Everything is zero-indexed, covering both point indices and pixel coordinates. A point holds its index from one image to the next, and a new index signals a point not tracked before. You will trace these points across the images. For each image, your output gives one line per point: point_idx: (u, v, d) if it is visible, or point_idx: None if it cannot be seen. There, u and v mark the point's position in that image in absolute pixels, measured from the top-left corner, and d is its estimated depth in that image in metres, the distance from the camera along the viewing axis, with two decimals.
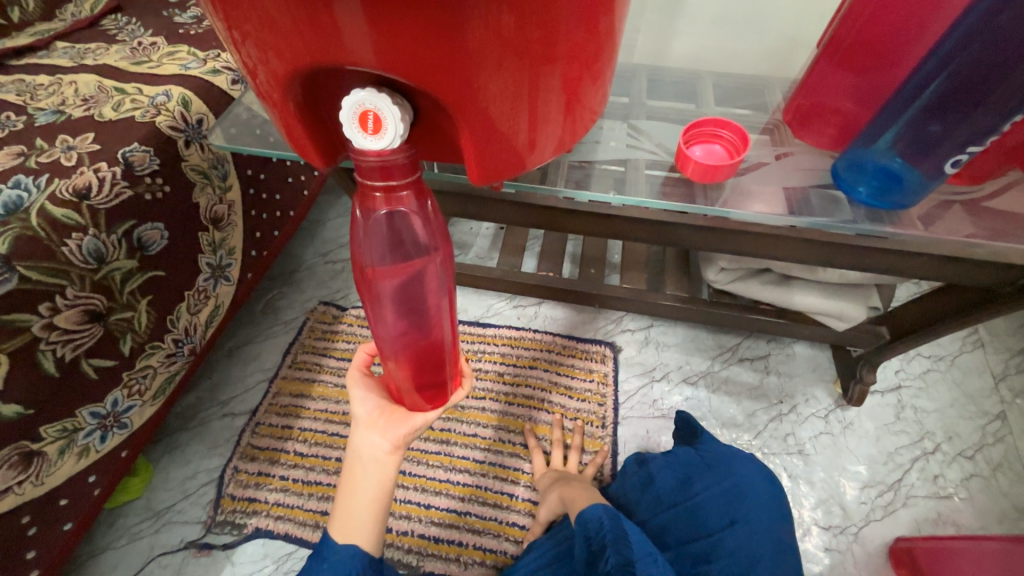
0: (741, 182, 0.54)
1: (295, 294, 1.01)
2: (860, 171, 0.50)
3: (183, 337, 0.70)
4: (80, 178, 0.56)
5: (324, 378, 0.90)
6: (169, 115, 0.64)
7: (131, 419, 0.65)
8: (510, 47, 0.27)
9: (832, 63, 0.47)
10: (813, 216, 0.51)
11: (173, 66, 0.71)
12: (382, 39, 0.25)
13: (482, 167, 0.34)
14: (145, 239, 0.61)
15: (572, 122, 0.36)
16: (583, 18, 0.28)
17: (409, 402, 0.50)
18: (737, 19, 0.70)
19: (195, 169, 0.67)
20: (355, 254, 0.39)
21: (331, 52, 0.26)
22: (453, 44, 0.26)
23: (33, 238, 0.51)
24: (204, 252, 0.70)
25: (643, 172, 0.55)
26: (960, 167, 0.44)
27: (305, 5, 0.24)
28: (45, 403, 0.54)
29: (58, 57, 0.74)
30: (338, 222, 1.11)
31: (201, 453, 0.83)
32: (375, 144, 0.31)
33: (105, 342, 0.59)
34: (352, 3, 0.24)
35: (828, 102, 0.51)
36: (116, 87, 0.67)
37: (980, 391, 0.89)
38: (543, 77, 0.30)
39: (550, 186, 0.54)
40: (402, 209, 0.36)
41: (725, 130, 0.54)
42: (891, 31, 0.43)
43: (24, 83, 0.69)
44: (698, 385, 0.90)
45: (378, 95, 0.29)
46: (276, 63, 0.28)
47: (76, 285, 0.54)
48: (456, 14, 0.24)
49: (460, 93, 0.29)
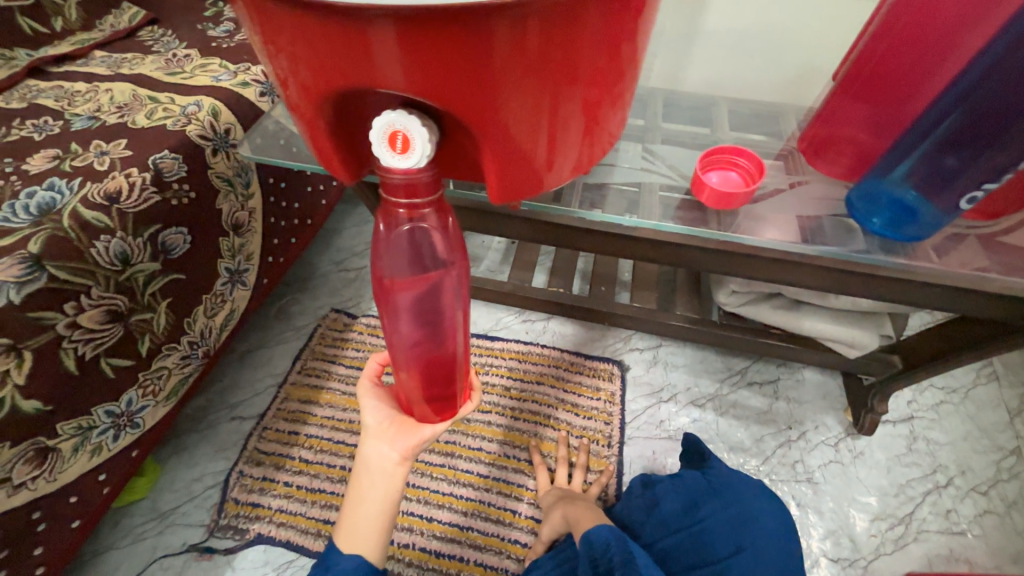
0: (754, 209, 0.54)
1: (308, 301, 1.02)
2: (875, 202, 0.50)
3: (199, 340, 0.71)
4: (112, 182, 0.58)
5: (332, 386, 0.91)
6: (198, 125, 0.67)
7: (144, 419, 0.66)
8: (533, 72, 0.28)
9: (849, 95, 0.48)
10: (825, 245, 0.51)
11: (205, 78, 0.74)
12: (412, 63, 0.27)
13: (502, 186, 0.35)
14: (169, 243, 0.63)
15: (590, 145, 0.37)
16: (604, 46, 0.30)
17: (417, 414, 0.50)
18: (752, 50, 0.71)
19: (220, 177, 0.69)
20: (375, 265, 0.40)
21: (362, 73, 0.28)
22: (479, 66, 0.27)
23: (64, 239, 0.53)
24: (223, 257, 0.72)
25: (657, 195, 0.56)
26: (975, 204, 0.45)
27: (341, 28, 0.25)
28: (64, 400, 0.54)
29: (97, 66, 0.78)
30: (353, 231, 1.13)
31: (209, 455, 0.83)
32: (402, 163, 0.32)
33: (124, 342, 0.60)
34: (386, 29, 0.25)
35: (843, 133, 0.51)
36: (150, 96, 0.70)
37: (995, 424, 0.87)
38: (564, 100, 0.31)
39: (565, 206, 0.55)
40: (423, 224, 0.37)
41: (741, 158, 0.55)
42: (906, 65, 0.43)
43: (63, 89, 0.73)
44: (705, 408, 0.89)
45: (408, 117, 0.30)
46: (309, 79, 0.29)
47: (101, 285, 0.56)
48: (484, 40, 0.26)
49: (484, 113, 0.30)
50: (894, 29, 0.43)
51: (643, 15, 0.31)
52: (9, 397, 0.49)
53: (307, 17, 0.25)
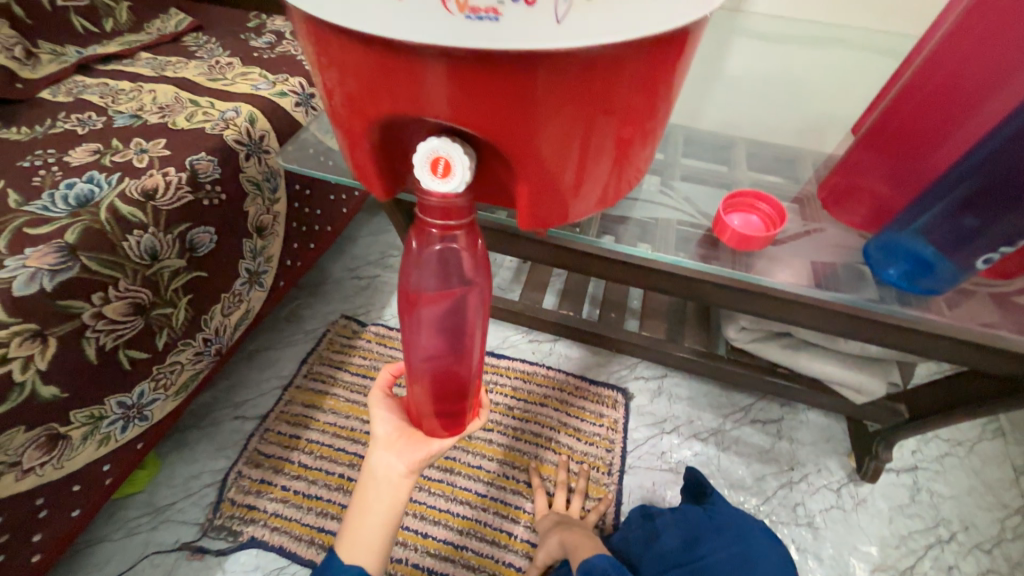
0: (770, 251, 0.55)
1: (319, 306, 1.03)
2: (892, 254, 0.50)
3: (213, 337, 0.72)
4: (149, 180, 0.60)
5: (336, 392, 0.91)
6: (235, 130, 0.69)
7: (152, 412, 0.66)
8: (571, 108, 0.30)
9: (872, 148, 0.50)
10: (838, 291, 0.52)
11: (245, 86, 0.77)
12: (458, 94, 0.28)
13: (533, 212, 0.37)
14: (196, 241, 0.65)
15: (618, 177, 0.38)
16: (640, 86, 0.31)
17: (426, 427, 0.51)
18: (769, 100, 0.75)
19: (250, 181, 0.71)
20: (403, 279, 0.41)
21: (410, 101, 0.30)
22: (521, 100, 0.29)
23: (99, 231, 0.55)
24: (245, 258, 0.74)
25: (675, 230, 0.58)
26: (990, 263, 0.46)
27: (395, 58, 0.27)
28: (81, 388, 0.55)
29: (142, 67, 0.82)
30: (368, 239, 1.15)
31: (209, 453, 0.83)
32: (441, 186, 0.34)
33: (143, 335, 0.61)
34: (438, 62, 0.27)
35: (863, 184, 0.53)
36: (191, 99, 0.73)
37: (1000, 481, 0.87)
38: (597, 135, 0.32)
39: (586, 236, 0.56)
40: (454, 245, 0.38)
41: (763, 203, 0.57)
42: (926, 124, 0.46)
43: (108, 87, 0.77)
44: (707, 442, 0.89)
45: (451, 144, 0.32)
46: (360, 103, 0.31)
47: (129, 278, 0.57)
48: (528, 78, 0.27)
49: (523, 146, 0.31)
50: (924, 88, 0.45)
51: (680, 62, 0.32)
52: (30, 382, 0.50)
53: (364, 46, 0.27)
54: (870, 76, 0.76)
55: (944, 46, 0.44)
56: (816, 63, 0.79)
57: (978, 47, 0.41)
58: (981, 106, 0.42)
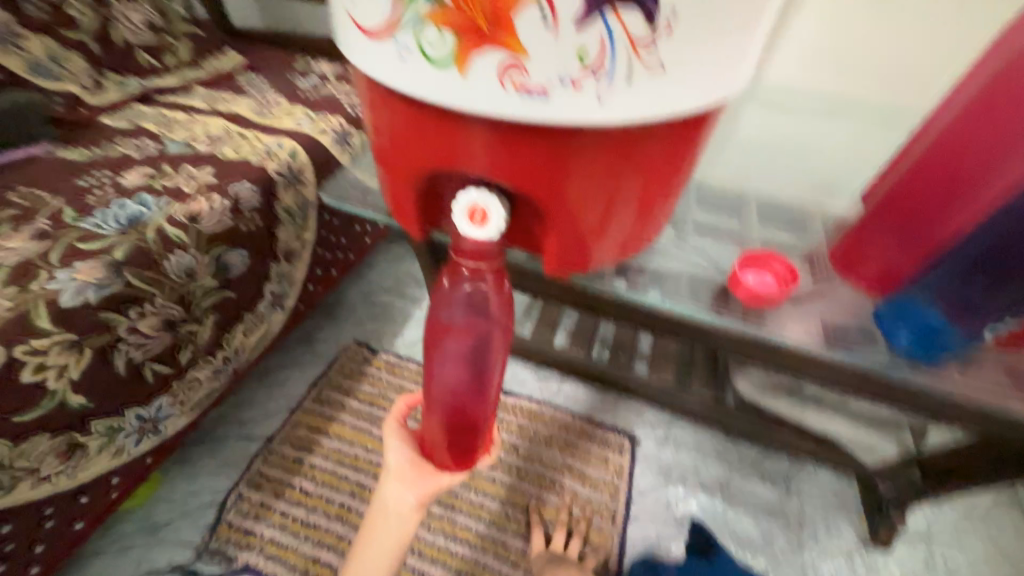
0: (784, 309, 0.57)
1: (333, 330, 1.05)
2: (905, 321, 0.51)
3: (232, 356, 0.74)
4: (196, 205, 0.64)
5: (343, 418, 0.91)
6: (277, 162, 0.74)
7: (166, 427, 0.67)
8: (602, 168, 0.32)
9: (882, 215, 0.53)
10: (848, 353, 0.53)
11: (289, 122, 0.83)
12: (498, 153, 0.32)
13: (558, 258, 0.39)
14: (229, 262, 0.68)
15: (640, 229, 0.40)
16: (667, 150, 0.33)
17: (438, 459, 0.51)
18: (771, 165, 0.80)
19: (285, 209, 0.75)
20: (431, 312, 0.43)
21: (455, 157, 0.33)
22: (555, 160, 0.31)
23: (144, 249, 0.58)
24: (271, 280, 0.77)
25: (689, 282, 0.60)
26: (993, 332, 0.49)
27: (446, 121, 0.31)
28: (105, 399, 0.57)
29: (196, 99, 0.89)
30: (385, 268, 1.19)
31: (211, 472, 0.83)
32: (478, 233, 0.37)
33: (169, 350, 0.63)
34: (483, 126, 0.30)
35: (872, 249, 0.55)
36: (239, 131, 0.79)
37: (1020, 558, 0.83)
38: (624, 193, 0.35)
39: (603, 283, 0.58)
40: (482, 284, 0.41)
41: (777, 260, 0.59)
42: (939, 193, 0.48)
43: (164, 116, 0.83)
44: (714, 495, 0.87)
45: (489, 195, 0.36)
46: (409, 156, 0.35)
47: (164, 295, 0.60)
48: (563, 142, 0.30)
49: (554, 200, 0.34)
50: (932, 165, 0.49)
51: (703, 132, 0.35)
52: (61, 391, 0.52)
53: (419, 110, 0.31)
54: (877, 145, 0.80)
55: (952, 128, 0.47)
56: (826, 130, 0.84)
57: (983, 134, 0.45)
58: (995, 175, 0.44)
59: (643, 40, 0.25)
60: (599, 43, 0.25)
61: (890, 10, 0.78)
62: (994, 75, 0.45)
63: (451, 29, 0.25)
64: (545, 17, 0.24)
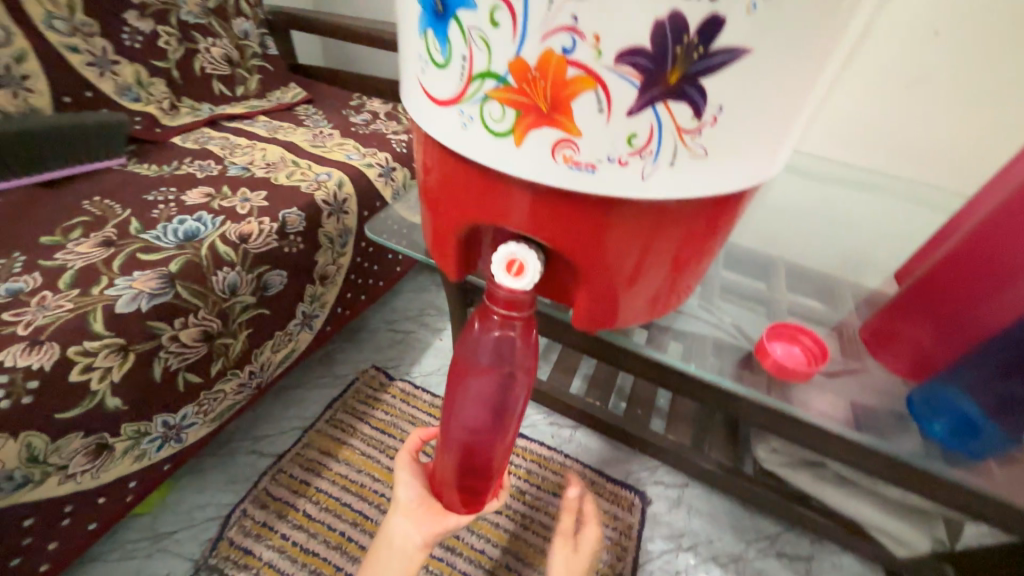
0: (811, 385, 0.56)
1: (353, 353, 1.08)
2: (937, 408, 0.51)
3: (257, 371, 0.77)
4: (247, 226, 0.68)
5: (353, 443, 0.92)
6: (325, 192, 0.79)
7: (188, 435, 0.69)
8: (638, 237, 0.34)
9: (912, 294, 0.52)
10: (876, 439, 0.52)
11: (340, 155, 0.88)
12: (540, 216, 0.33)
13: (588, 314, 0.41)
14: (269, 282, 0.72)
15: (670, 291, 0.41)
16: (702, 221, 0.34)
17: (446, 499, 0.51)
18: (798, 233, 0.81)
19: (326, 235, 0.79)
20: (458, 353, 0.44)
21: (499, 214, 0.35)
22: (594, 227, 0.33)
23: (196, 264, 0.62)
24: (304, 301, 0.80)
25: (714, 347, 0.59)
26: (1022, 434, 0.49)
27: (494, 183, 0.33)
28: (138, 403, 0.60)
29: (258, 128, 0.96)
30: (410, 296, 1.22)
31: (219, 485, 0.84)
32: (512, 283, 0.38)
33: (203, 360, 0.65)
34: (528, 191, 0.32)
35: (902, 328, 0.54)
36: (294, 160, 0.85)
37: None
38: (657, 258, 0.36)
39: (629, 339, 0.58)
40: (510, 333, 0.42)
41: (805, 337, 0.59)
42: (980, 277, 0.47)
43: (228, 141, 0.90)
44: (726, 569, 0.82)
45: (528, 250, 0.37)
46: (455, 208, 0.37)
47: (207, 308, 0.63)
48: (603, 211, 0.32)
49: (589, 261, 0.36)
50: (969, 252, 0.48)
51: (739, 204, 0.37)
52: (102, 392, 0.55)
53: (471, 171, 0.33)
54: (912, 222, 0.80)
55: (993, 217, 0.47)
56: (859, 203, 0.84)
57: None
58: None
59: (689, 129, 0.27)
60: (648, 129, 0.27)
61: (926, 93, 0.80)
62: None
63: (513, 108, 0.28)
64: (600, 104, 0.26)
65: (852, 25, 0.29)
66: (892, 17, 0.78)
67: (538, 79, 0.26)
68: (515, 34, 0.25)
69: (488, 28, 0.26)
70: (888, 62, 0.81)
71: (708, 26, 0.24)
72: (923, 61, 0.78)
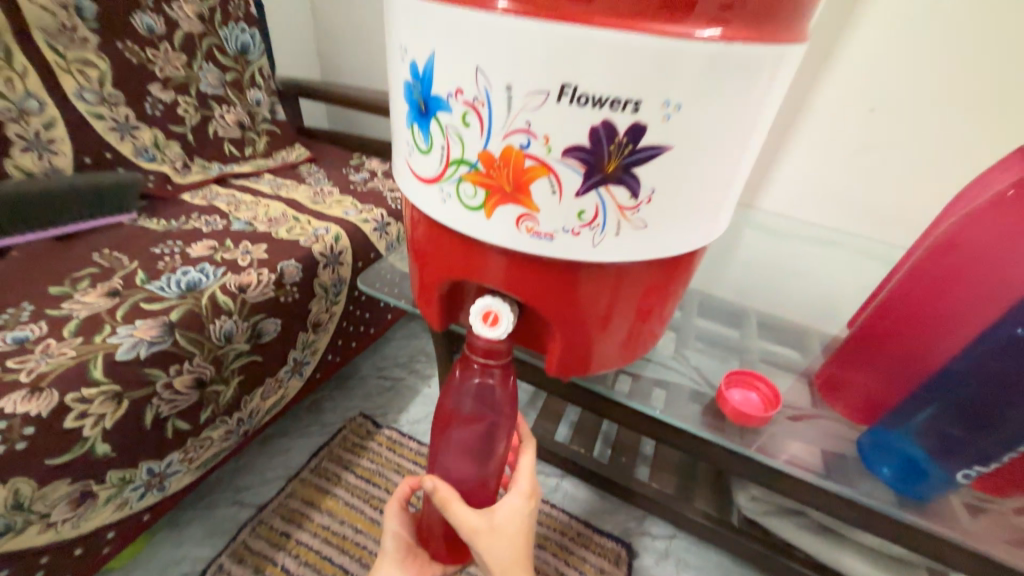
0: (776, 431, 0.59)
1: (342, 400, 1.08)
2: (884, 453, 0.54)
3: (245, 418, 0.78)
4: (246, 277, 0.72)
5: (337, 493, 0.91)
6: (322, 245, 0.84)
7: (171, 483, 0.69)
8: (602, 291, 0.38)
9: (864, 340, 0.56)
10: (842, 486, 0.54)
11: (338, 211, 0.95)
12: (512, 273, 0.38)
13: (561, 361, 0.44)
14: (263, 329, 0.75)
15: (637, 339, 0.45)
16: (658, 275, 0.39)
17: (434, 536, 0.56)
18: (764, 287, 0.87)
19: (321, 285, 0.84)
20: (443, 399, 0.48)
21: (476, 271, 0.39)
22: (561, 282, 0.37)
23: (196, 313, 0.65)
24: (296, 348, 0.83)
25: (685, 397, 0.63)
26: (970, 479, 0.50)
27: (472, 245, 0.38)
28: (127, 450, 0.61)
29: (263, 185, 1.04)
30: (400, 343, 1.24)
31: (196, 538, 0.82)
32: (489, 332, 0.42)
33: (193, 406, 0.67)
34: (501, 253, 0.37)
35: (860, 374, 0.58)
36: (294, 216, 0.91)
37: None
38: (621, 309, 0.40)
39: (605, 388, 0.62)
40: (491, 379, 0.46)
41: (760, 383, 0.62)
42: (912, 320, 0.51)
43: (234, 198, 0.97)
44: None
45: (502, 303, 0.41)
46: (438, 265, 0.42)
47: (202, 356, 0.66)
48: (568, 270, 0.36)
49: (558, 312, 0.40)
50: (904, 299, 0.52)
51: (690, 258, 0.41)
52: (93, 438, 0.56)
53: (452, 234, 0.38)
54: (870, 275, 0.86)
55: (918, 267, 0.50)
56: (822, 257, 0.90)
57: (949, 280, 0.48)
58: (966, 317, 0.48)
59: (628, 207, 0.32)
60: (594, 207, 0.32)
61: (871, 160, 0.89)
62: (954, 225, 0.48)
63: (483, 188, 0.33)
64: (553, 188, 0.31)
65: (762, 121, 0.35)
66: (835, 93, 0.88)
67: (502, 167, 0.32)
68: (483, 132, 0.31)
69: (461, 127, 0.32)
70: (836, 133, 0.90)
71: (633, 129, 0.30)
72: (865, 133, 0.88)
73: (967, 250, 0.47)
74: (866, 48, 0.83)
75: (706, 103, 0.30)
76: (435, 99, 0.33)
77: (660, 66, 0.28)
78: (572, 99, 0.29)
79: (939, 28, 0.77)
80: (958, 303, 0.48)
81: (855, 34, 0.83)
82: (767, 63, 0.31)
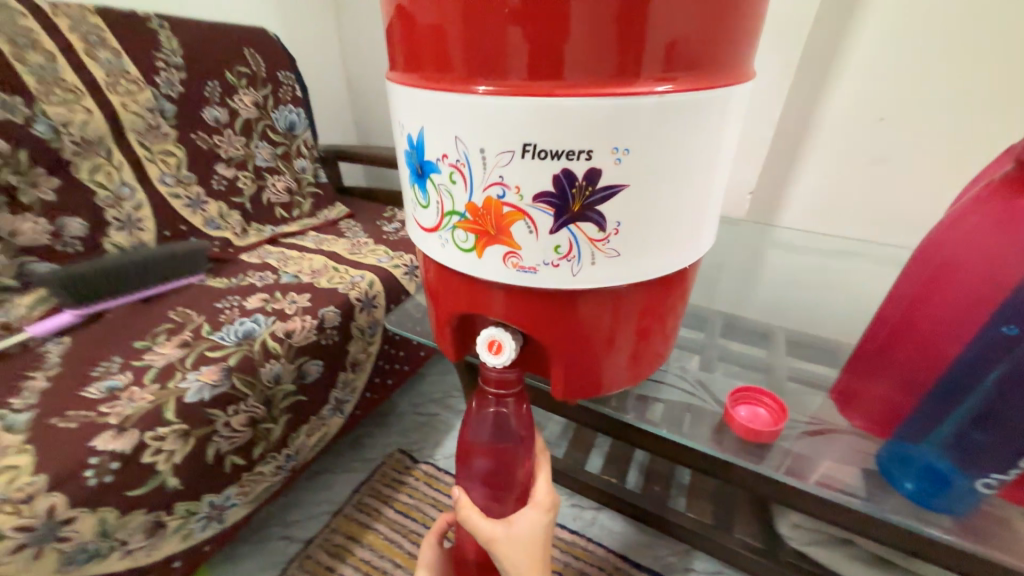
0: (800, 450, 0.57)
1: (381, 437, 1.14)
2: (907, 466, 0.51)
3: (292, 454, 0.85)
4: (292, 323, 0.81)
5: (378, 527, 0.94)
6: (358, 290, 0.92)
7: (228, 515, 0.76)
8: (599, 316, 0.41)
9: (876, 347, 0.55)
10: (880, 507, 0.51)
11: (373, 259, 1.05)
12: (513, 305, 0.42)
13: (565, 385, 0.46)
14: (306, 370, 0.83)
15: (638, 360, 0.47)
16: (651, 295, 0.42)
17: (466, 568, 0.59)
18: (788, 304, 0.86)
19: (358, 327, 0.92)
20: (462, 432, 0.52)
21: (480, 305, 0.44)
22: (559, 311, 0.41)
23: (250, 358, 0.74)
24: (337, 388, 0.90)
25: (706, 417, 0.62)
26: (994, 488, 0.47)
27: (474, 284, 0.42)
28: (193, 483, 0.69)
29: (308, 241, 1.16)
30: (435, 379, 1.30)
31: (251, 571, 0.88)
32: (494, 360, 0.45)
33: (247, 443, 0.75)
34: (500, 288, 0.41)
35: (878, 385, 0.56)
36: (334, 266, 1.01)
37: None
38: (620, 330, 0.43)
39: (620, 412, 0.62)
40: (506, 406, 0.50)
41: (765, 397, 0.62)
42: (915, 325, 0.51)
43: (283, 254, 1.09)
44: None
45: (504, 332, 0.45)
46: (448, 301, 0.47)
47: (254, 397, 0.74)
48: (563, 301, 0.40)
49: (557, 338, 0.43)
50: (905, 304, 0.51)
51: (679, 278, 0.44)
52: (164, 472, 0.64)
53: (457, 275, 0.43)
54: None
55: (913, 271, 0.51)
56: (845, 269, 0.88)
57: (939, 280, 0.48)
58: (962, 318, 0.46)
59: (598, 238, 0.36)
60: (568, 241, 0.36)
61: (884, 169, 0.89)
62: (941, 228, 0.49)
63: (473, 233, 0.39)
64: (529, 228, 0.36)
65: (721, 153, 0.39)
66: (835, 107, 0.89)
67: (486, 214, 0.37)
68: (467, 187, 0.37)
69: (449, 184, 0.38)
70: (841, 145, 0.91)
71: (590, 174, 0.34)
72: (873, 142, 0.88)
73: (954, 255, 0.47)
74: (861, 62, 0.84)
75: (654, 144, 0.34)
76: (428, 163, 0.39)
77: (607, 122, 0.33)
78: (534, 155, 0.34)
79: (929, 38, 0.78)
80: (949, 307, 0.47)
81: (846, 50, 0.85)
82: (708, 107, 0.35)
